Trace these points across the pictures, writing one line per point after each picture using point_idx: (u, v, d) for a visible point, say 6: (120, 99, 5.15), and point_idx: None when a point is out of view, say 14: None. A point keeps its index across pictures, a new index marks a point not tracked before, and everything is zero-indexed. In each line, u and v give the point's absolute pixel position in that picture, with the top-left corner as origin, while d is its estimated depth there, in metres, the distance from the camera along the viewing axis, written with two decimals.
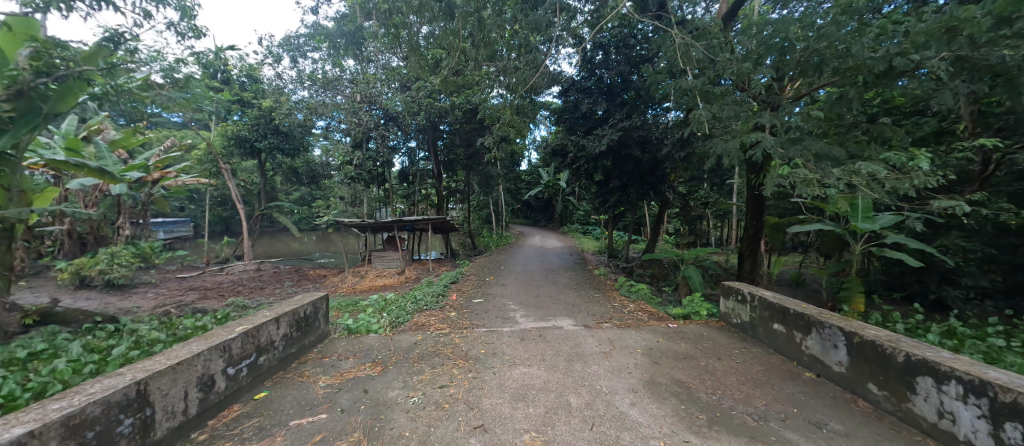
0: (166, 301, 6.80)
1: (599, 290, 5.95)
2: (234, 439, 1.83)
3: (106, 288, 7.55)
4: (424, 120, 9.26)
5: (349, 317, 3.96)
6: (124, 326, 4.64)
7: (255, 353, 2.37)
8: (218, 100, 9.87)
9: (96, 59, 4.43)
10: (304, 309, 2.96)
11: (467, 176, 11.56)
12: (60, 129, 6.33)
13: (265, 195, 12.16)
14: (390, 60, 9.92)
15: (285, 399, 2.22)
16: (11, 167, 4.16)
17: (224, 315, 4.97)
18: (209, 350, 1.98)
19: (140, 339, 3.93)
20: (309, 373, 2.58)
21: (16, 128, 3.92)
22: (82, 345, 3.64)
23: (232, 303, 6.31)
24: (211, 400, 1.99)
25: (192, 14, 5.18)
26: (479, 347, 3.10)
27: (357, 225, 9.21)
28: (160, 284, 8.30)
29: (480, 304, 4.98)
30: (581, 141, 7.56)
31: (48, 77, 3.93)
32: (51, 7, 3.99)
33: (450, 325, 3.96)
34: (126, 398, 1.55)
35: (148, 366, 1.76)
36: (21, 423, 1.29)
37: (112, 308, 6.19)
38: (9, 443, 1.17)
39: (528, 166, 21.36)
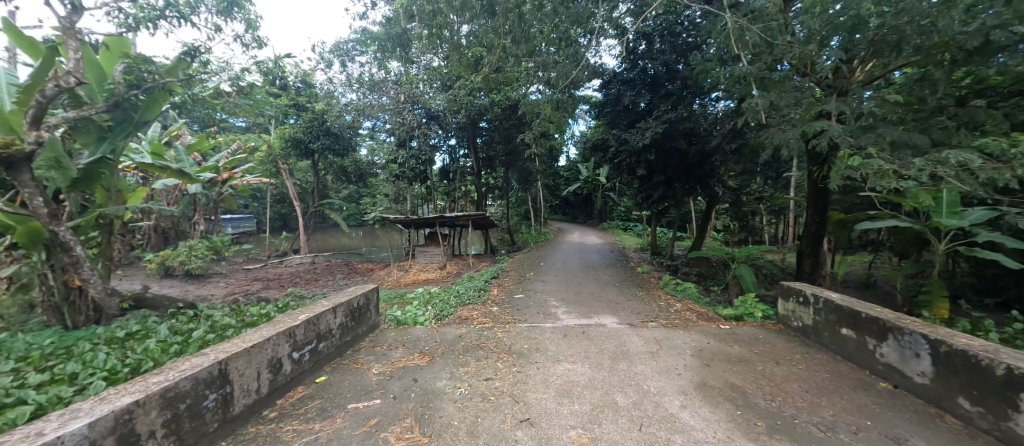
0: (235, 290, 7.49)
1: (643, 288, 5.77)
2: (300, 418, 1.98)
3: (186, 277, 8.46)
4: (465, 118, 9.44)
5: (397, 308, 4.14)
6: (201, 312, 5.18)
7: (316, 340, 2.54)
8: (277, 105, 10.64)
9: (177, 72, 4.94)
10: (357, 300, 3.13)
11: (506, 172, 11.63)
12: (148, 136, 7.12)
13: (318, 193, 12.98)
14: (432, 60, 10.14)
15: (342, 383, 2.37)
16: (110, 170, 4.76)
17: (285, 304, 5.41)
18: (277, 335, 2.15)
19: (215, 324, 4.38)
20: (363, 361, 2.73)
21: (115, 134, 4.56)
22: (168, 328, 4.12)
23: (291, 294, 6.84)
24: (279, 382, 2.17)
25: (256, 25, 5.61)
26: (523, 342, 3.12)
27: (399, 221, 9.55)
28: (229, 275, 9.16)
29: (522, 300, 5.02)
30: (623, 134, 7.35)
31: (138, 89, 4.48)
32: (141, 26, 4.47)
33: (492, 319, 4.01)
34: (210, 375, 1.72)
35: (225, 349, 1.93)
36: (130, 392, 1.47)
37: (191, 295, 6.94)
38: (122, 409, 1.35)
39: (568, 162, 21.07)
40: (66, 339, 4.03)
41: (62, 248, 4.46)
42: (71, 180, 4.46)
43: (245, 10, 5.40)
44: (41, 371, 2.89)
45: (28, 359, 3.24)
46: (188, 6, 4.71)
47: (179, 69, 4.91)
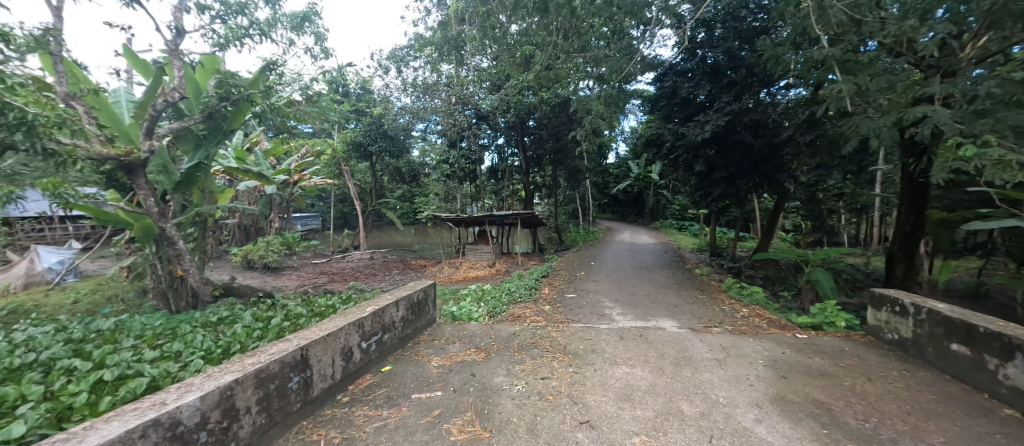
0: (305, 282, 8.18)
1: (702, 291, 5.45)
2: (370, 404, 2.11)
3: (265, 269, 9.39)
4: (513, 118, 9.50)
5: (452, 304, 4.27)
6: (278, 301, 5.72)
7: (382, 331, 2.68)
8: (340, 111, 11.43)
9: (259, 83, 5.45)
10: (417, 294, 3.27)
11: (555, 170, 11.54)
12: (234, 143, 7.98)
13: (375, 193, 13.77)
14: (482, 61, 10.32)
15: (406, 374, 2.49)
16: (205, 174, 5.39)
17: (348, 296, 5.81)
18: (349, 325, 2.30)
19: (290, 312, 4.82)
20: (423, 353, 2.85)
21: (208, 142, 5.19)
22: (252, 315, 4.60)
23: (353, 287, 7.32)
24: (351, 369, 2.32)
25: (324, 37, 6.05)
26: (578, 343, 3.07)
27: (450, 219, 9.85)
28: (300, 268, 10.03)
29: (573, 299, 4.95)
30: (679, 129, 6.97)
31: (227, 101, 4.98)
32: (231, 44, 4.99)
33: (545, 318, 4.00)
34: (293, 359, 1.87)
35: (304, 336, 2.10)
36: (231, 371, 1.65)
37: (269, 286, 7.69)
38: (225, 386, 1.51)
39: (617, 159, 20.45)
40: (173, 321, 4.66)
41: (168, 241, 5.16)
42: (175, 183, 5.12)
43: (314, 24, 5.85)
44: (157, 349, 3.37)
45: (146, 337, 3.80)
46: (268, 24, 5.19)
47: (260, 81, 5.41)
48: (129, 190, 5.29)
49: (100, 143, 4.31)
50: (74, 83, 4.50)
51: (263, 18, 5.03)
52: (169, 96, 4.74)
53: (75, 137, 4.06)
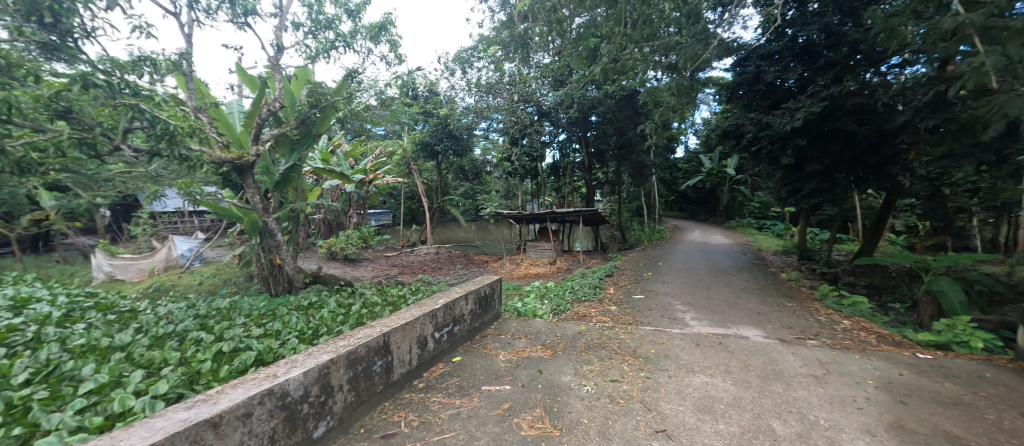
0: (379, 273, 8.84)
1: (790, 298, 4.90)
2: (443, 392, 2.21)
3: (345, 260, 10.33)
4: (576, 113, 9.32)
5: (517, 300, 4.32)
6: (357, 290, 6.26)
7: (453, 323, 2.80)
8: (410, 113, 12.14)
9: (342, 91, 5.97)
10: (485, 288, 3.35)
11: (618, 166, 11.12)
12: (321, 146, 8.86)
13: (441, 191, 14.43)
14: (544, 57, 10.26)
15: (475, 366, 2.57)
16: (298, 174, 6.04)
17: (417, 288, 6.16)
18: (424, 315, 2.43)
19: (367, 301, 5.25)
20: (491, 346, 2.92)
21: (302, 146, 5.81)
22: (336, 301, 5.10)
23: (421, 279, 7.76)
24: (425, 357, 2.45)
25: (398, 44, 6.43)
26: (649, 346, 2.92)
27: (512, 216, 9.98)
28: (374, 260, 10.88)
29: (641, 301, 4.73)
30: (763, 118, 6.30)
31: (318, 108, 5.55)
32: (320, 56, 5.52)
33: (612, 319, 3.88)
34: (377, 345, 2.02)
35: (386, 324, 2.25)
36: (326, 351, 1.82)
37: (349, 275, 8.46)
38: (323, 364, 1.68)
39: (687, 153, 19.12)
40: (274, 303, 5.35)
41: (270, 233, 5.90)
42: (275, 182, 5.81)
43: (390, 33, 6.25)
44: (263, 327, 3.88)
45: (254, 316, 4.39)
46: (350, 35, 5.65)
47: (344, 89, 5.92)
48: (241, 189, 6.13)
49: (219, 149, 5.05)
50: (201, 98, 5.32)
51: (347, 31, 5.50)
52: (271, 106, 5.39)
53: (202, 144, 4.80)
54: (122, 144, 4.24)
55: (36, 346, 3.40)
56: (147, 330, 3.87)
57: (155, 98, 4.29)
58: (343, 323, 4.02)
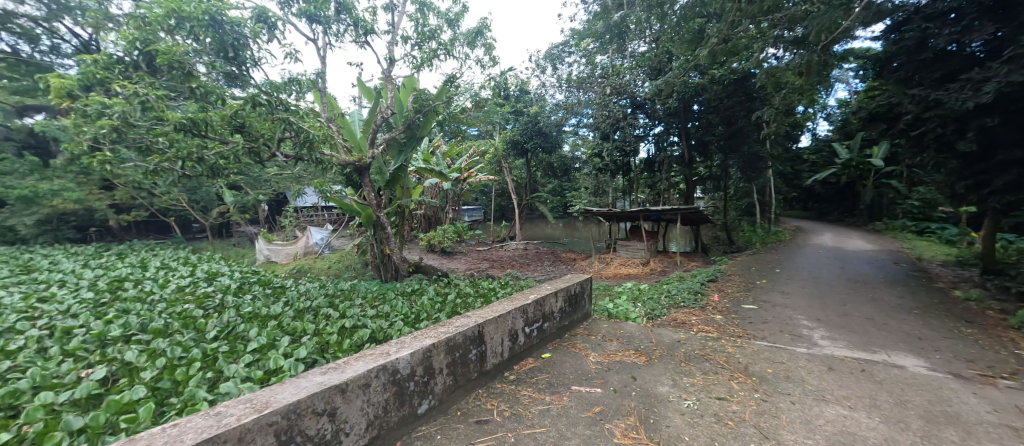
0: (472, 266, 9.36)
1: (969, 323, 3.83)
2: (534, 386, 2.24)
3: (442, 253, 11.18)
4: (676, 103, 8.57)
5: (607, 300, 4.18)
6: (453, 281, 6.73)
7: (542, 319, 2.81)
8: (501, 113, 12.52)
9: (443, 96, 6.43)
10: (575, 287, 3.30)
11: (725, 160, 9.94)
12: (424, 147, 9.70)
13: (530, 188, 14.63)
14: (640, 45, 9.64)
15: (565, 364, 2.55)
16: (405, 173, 6.70)
17: (507, 283, 6.36)
18: (516, 309, 2.48)
19: (461, 292, 5.60)
20: (581, 346, 2.86)
21: (408, 148, 6.42)
22: (435, 290, 5.55)
23: (510, 274, 8.00)
24: (516, 350, 2.51)
25: (492, 47, 6.69)
26: (764, 365, 2.56)
27: (602, 213, 9.66)
28: (467, 254, 11.56)
29: (754, 311, 4.17)
30: (930, 94, 5.00)
31: (422, 112, 6.07)
32: (424, 66, 6.02)
33: (716, 329, 3.49)
34: (472, 334, 2.13)
35: (480, 315, 2.36)
36: (429, 336, 1.98)
37: (445, 267, 9.13)
38: (426, 348, 1.83)
39: (815, 141, 16.21)
40: (384, 288, 6.05)
41: (381, 226, 6.69)
42: (386, 181, 6.55)
43: (485, 37, 6.53)
44: (375, 309, 4.45)
45: (369, 298, 5.06)
46: (450, 43, 6.05)
47: (444, 94, 6.36)
48: (359, 187, 7.04)
49: (344, 153, 5.88)
50: (331, 109, 6.26)
51: (447, 39, 5.90)
52: (384, 114, 6.07)
53: (332, 149, 5.64)
54: (277, 152, 5.21)
55: (220, 311, 4.45)
56: (292, 303, 4.73)
57: (299, 112, 5.20)
58: (440, 311, 4.37)
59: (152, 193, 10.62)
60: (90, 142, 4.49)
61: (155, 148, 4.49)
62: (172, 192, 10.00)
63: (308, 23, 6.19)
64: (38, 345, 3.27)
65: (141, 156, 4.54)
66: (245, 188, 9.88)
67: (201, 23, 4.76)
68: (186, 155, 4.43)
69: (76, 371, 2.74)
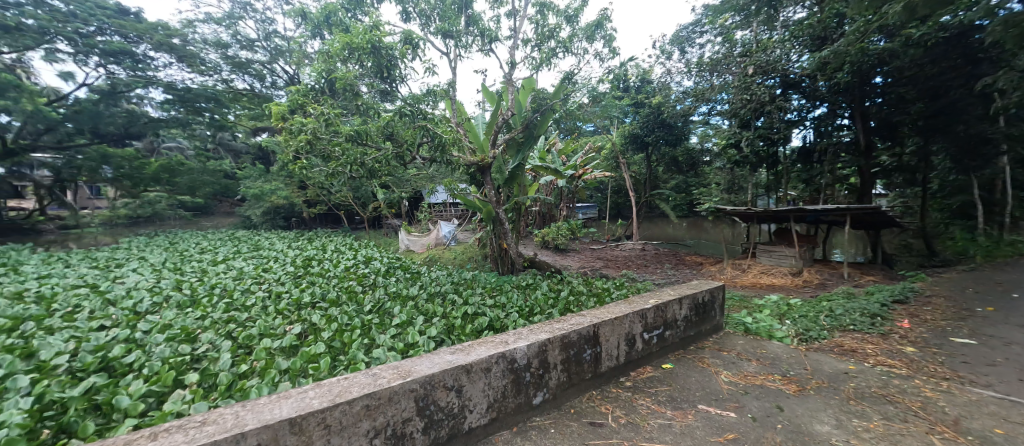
0: (585, 264, 9.27)
1: None
2: (653, 397, 2.09)
3: (555, 250, 11.34)
4: (848, 77, 6.88)
5: (744, 313, 3.65)
6: (566, 277, 6.79)
7: (663, 326, 2.60)
8: (620, 106, 11.97)
9: (560, 93, 6.46)
10: (703, 295, 2.96)
11: (927, 145, 7.51)
12: (540, 146, 9.93)
13: (650, 184, 13.67)
14: (798, 12, 8.01)
15: (690, 379, 2.31)
16: (522, 171, 7.00)
17: (623, 284, 6.11)
18: (634, 313, 2.35)
19: (574, 289, 5.63)
20: (709, 362, 2.56)
21: (526, 147, 6.68)
22: (549, 286, 5.69)
23: (625, 275, 7.65)
24: (633, 356, 2.39)
25: (613, 38, 6.43)
26: (991, 423, 1.88)
27: (737, 213, 8.44)
28: (581, 252, 11.47)
29: (971, 348, 3.09)
30: None
31: (540, 111, 6.24)
32: (544, 66, 6.15)
33: (906, 363, 2.70)
34: (587, 333, 2.10)
35: (596, 315, 2.31)
36: (544, 330, 2.02)
37: (559, 263, 9.24)
38: (541, 342, 1.88)
39: None
40: (502, 280, 6.48)
41: (500, 222, 7.15)
42: (505, 179, 6.96)
43: (604, 28, 6.32)
44: (493, 299, 4.80)
45: (488, 288, 5.47)
46: (569, 40, 6.03)
47: (562, 91, 6.39)
48: (481, 185, 7.64)
49: (470, 154, 6.42)
50: (459, 115, 6.92)
51: (566, 35, 5.90)
52: (504, 116, 6.41)
53: (460, 151, 6.25)
54: (417, 155, 6.00)
55: (373, 289, 5.41)
56: (426, 287, 5.45)
57: (435, 119, 5.90)
58: (553, 306, 4.50)
59: (330, 192, 13.43)
60: (294, 152, 5.92)
61: (334, 156, 5.68)
62: (343, 190, 12.50)
63: (443, 39, 6.93)
64: (263, 302, 4.60)
65: (325, 163, 5.79)
66: (393, 187, 11.69)
67: (365, 50, 5.76)
68: (353, 161, 5.45)
69: (283, 326, 3.71)
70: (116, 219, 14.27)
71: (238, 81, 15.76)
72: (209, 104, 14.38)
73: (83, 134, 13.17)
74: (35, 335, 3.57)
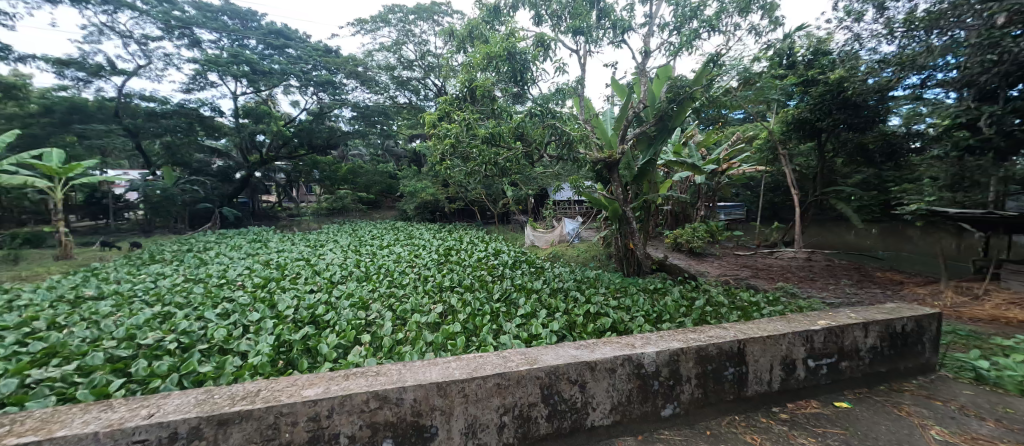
0: (727, 272, 8.15)
1: None
2: (818, 439, 1.71)
3: (690, 253, 10.28)
4: None
5: (975, 355, 2.67)
6: (701, 285, 6.10)
7: (838, 355, 2.10)
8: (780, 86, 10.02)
9: (702, 79, 5.77)
10: (903, 323, 2.27)
11: None
12: (673, 139, 9.07)
13: (822, 179, 11.10)
14: None
15: (877, 426, 1.81)
16: (653, 168, 6.53)
17: (777, 299, 5.18)
18: (794, 334, 1.96)
19: (712, 299, 5.02)
20: (910, 411, 1.96)
21: (658, 142, 6.21)
22: (680, 292, 5.22)
23: (782, 288, 6.41)
24: (791, 384, 2.00)
25: (775, 7, 5.42)
26: None
27: (965, 218, 6.17)
28: (722, 257, 10.11)
29: None
30: None
31: (675, 101, 5.73)
32: (682, 51, 5.63)
33: None
34: (731, 349, 1.85)
35: (742, 330, 2.01)
36: (678, 339, 1.87)
37: (693, 269, 8.35)
38: (674, 352, 1.74)
39: None
40: (627, 281, 6.23)
41: (627, 221, 6.84)
42: (634, 176, 6.63)
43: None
44: (617, 300, 4.64)
45: (611, 289, 5.32)
46: (716, 17, 5.34)
47: (703, 77, 5.71)
48: (607, 183, 7.44)
49: (596, 150, 6.26)
50: (587, 112, 6.84)
51: (713, 12, 5.23)
52: (635, 109, 6.07)
53: (587, 148, 6.18)
54: (544, 154, 6.16)
55: (501, 279, 5.87)
56: (550, 282, 5.62)
57: (564, 117, 5.99)
58: (685, 315, 4.11)
59: (468, 189, 14.96)
60: (440, 154, 6.80)
61: (473, 157, 6.31)
62: (478, 188, 13.82)
63: (574, 37, 6.98)
64: (414, 282, 5.47)
65: (466, 164, 6.48)
66: (521, 184, 12.36)
67: (501, 58, 6.21)
68: (488, 161, 5.99)
69: (428, 305, 4.33)
70: (320, 210, 18.81)
71: (401, 97, 18.84)
72: (380, 118, 18.00)
73: (302, 146, 17.76)
74: (276, 291, 5.04)
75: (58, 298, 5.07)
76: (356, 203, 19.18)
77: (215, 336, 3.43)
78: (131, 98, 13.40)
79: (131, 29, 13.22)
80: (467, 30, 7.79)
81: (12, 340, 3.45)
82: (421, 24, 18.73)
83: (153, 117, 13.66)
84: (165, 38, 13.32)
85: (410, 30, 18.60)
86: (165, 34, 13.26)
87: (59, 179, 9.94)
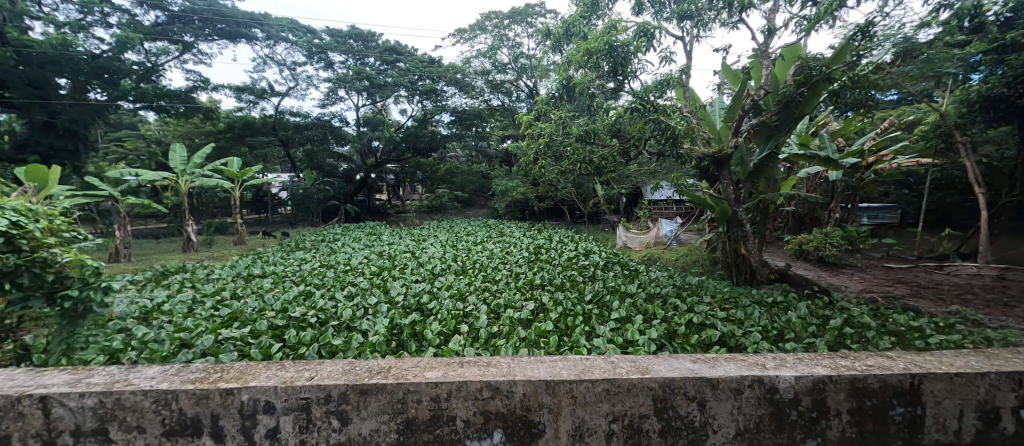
0: (872, 288, 6.70)
1: None
2: None
3: (819, 263, 8.70)
4: None
5: None
6: (837, 302, 5.10)
7: None
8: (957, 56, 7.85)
9: (844, 56, 4.81)
10: None
11: None
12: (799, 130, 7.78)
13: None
14: None
15: None
16: (773, 163, 5.68)
17: (951, 327, 4.05)
18: (999, 374, 1.51)
19: (853, 319, 4.17)
20: None
21: (779, 133, 5.40)
22: (809, 309, 4.44)
23: (957, 312, 5.02)
24: (993, 439, 1.54)
25: None
26: None
27: None
28: (865, 270, 8.34)
29: None
30: None
31: (806, 86, 4.94)
32: (816, 25, 4.80)
33: None
34: (900, 385, 1.50)
35: (914, 361, 1.62)
36: (821, 363, 1.59)
37: (824, 282, 7.06)
38: (818, 378, 1.47)
39: None
40: (737, 291, 5.52)
41: (738, 223, 6.08)
42: (748, 173, 5.87)
43: None
44: (726, 311, 4.16)
45: (718, 299, 4.77)
46: None
47: (845, 53, 4.77)
48: (714, 181, 6.71)
49: (703, 145, 5.68)
50: (692, 104, 6.23)
51: None
52: (753, 97, 5.35)
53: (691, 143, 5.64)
54: (643, 150, 5.75)
55: (592, 280, 5.74)
56: (645, 287, 5.29)
57: (667, 110, 5.46)
58: (815, 336, 3.49)
59: (558, 189, 14.93)
60: (535, 154, 6.89)
61: (567, 156, 6.26)
62: (569, 188, 13.72)
63: (680, 23, 6.50)
64: (507, 278, 5.66)
65: (560, 164, 6.45)
66: (614, 184, 11.91)
67: (602, 52, 6.01)
68: (582, 158, 5.89)
69: (521, 302, 4.43)
70: (422, 208, 20.56)
71: (495, 100, 19.60)
72: (476, 121, 18.79)
73: (409, 150, 19.66)
74: (388, 279, 5.70)
75: (237, 274, 6.45)
76: (452, 201, 20.50)
77: (343, 315, 4.00)
78: (284, 114, 16.37)
79: (285, 58, 16.17)
80: (565, 28, 7.76)
81: (210, 305, 4.50)
82: (515, 27, 19.33)
83: (299, 129, 16.64)
84: (308, 62, 16.02)
85: (504, 35, 19.32)
86: (308, 59, 15.95)
87: (237, 181, 12.62)
